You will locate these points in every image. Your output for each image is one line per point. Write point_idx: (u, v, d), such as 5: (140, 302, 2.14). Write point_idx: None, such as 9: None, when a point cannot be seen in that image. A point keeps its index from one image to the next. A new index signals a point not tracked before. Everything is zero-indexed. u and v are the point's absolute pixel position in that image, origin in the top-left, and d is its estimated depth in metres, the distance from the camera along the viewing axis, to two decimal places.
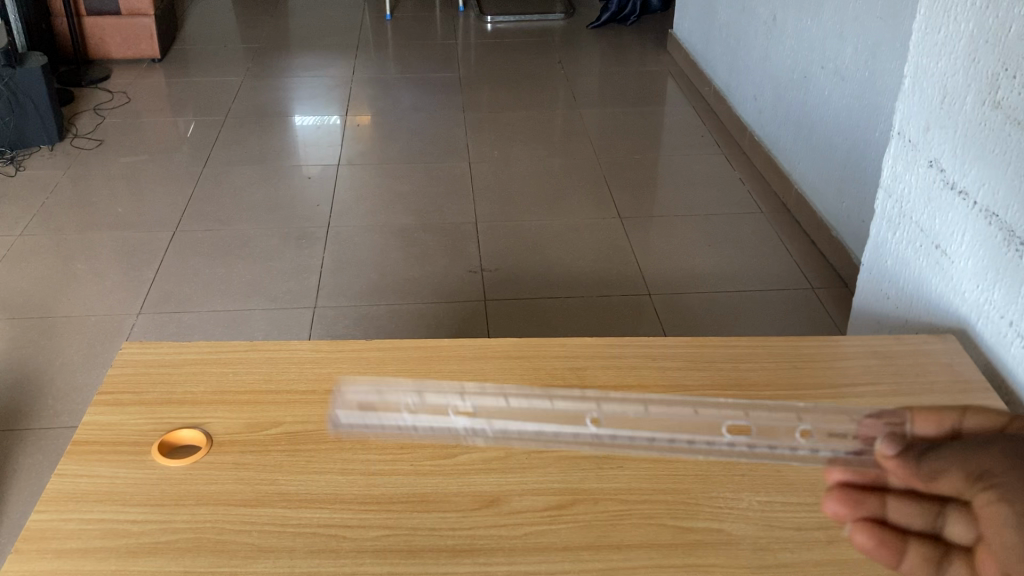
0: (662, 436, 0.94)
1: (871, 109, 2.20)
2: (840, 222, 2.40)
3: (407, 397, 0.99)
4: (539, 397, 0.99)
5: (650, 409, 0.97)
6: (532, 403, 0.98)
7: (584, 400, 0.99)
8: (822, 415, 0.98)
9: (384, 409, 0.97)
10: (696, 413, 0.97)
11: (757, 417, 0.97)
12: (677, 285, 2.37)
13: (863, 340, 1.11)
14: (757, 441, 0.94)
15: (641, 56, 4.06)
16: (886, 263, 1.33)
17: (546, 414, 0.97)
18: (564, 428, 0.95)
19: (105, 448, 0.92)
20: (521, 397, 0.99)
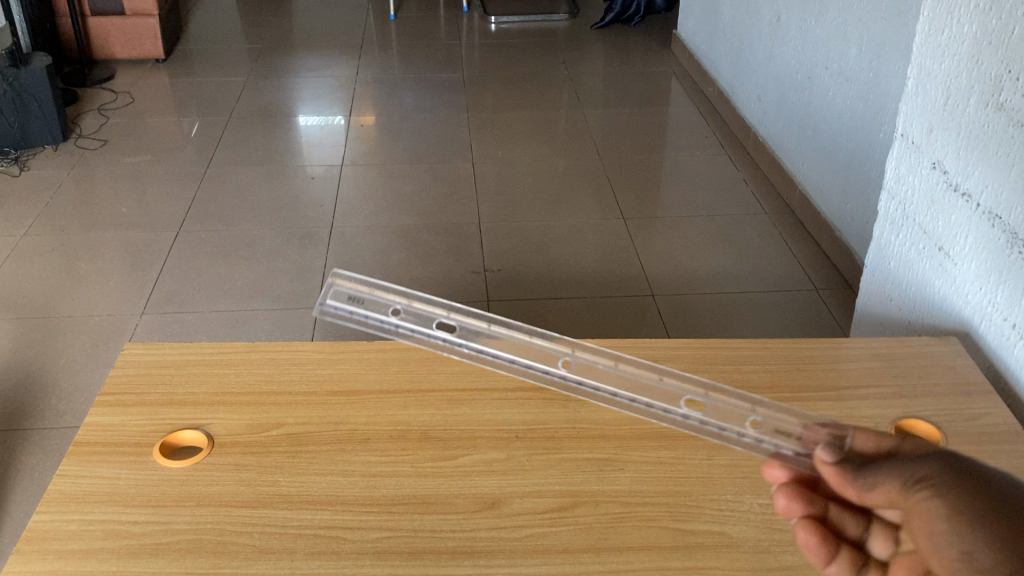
0: (623, 394, 0.96)
1: (875, 110, 2.19)
2: (844, 223, 2.40)
3: (398, 301, 1.03)
4: (521, 330, 1.02)
5: (619, 366, 0.99)
6: (512, 336, 1.02)
7: (562, 343, 1.01)
8: (782, 410, 0.92)
9: (372, 305, 1.01)
10: (659, 380, 0.97)
11: (717, 398, 0.95)
12: (680, 286, 2.37)
13: (866, 342, 1.10)
14: (710, 419, 0.92)
15: (645, 56, 4.06)
16: (889, 265, 1.33)
17: (521, 348, 1.00)
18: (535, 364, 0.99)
19: (107, 449, 0.93)
20: (505, 328, 1.02)
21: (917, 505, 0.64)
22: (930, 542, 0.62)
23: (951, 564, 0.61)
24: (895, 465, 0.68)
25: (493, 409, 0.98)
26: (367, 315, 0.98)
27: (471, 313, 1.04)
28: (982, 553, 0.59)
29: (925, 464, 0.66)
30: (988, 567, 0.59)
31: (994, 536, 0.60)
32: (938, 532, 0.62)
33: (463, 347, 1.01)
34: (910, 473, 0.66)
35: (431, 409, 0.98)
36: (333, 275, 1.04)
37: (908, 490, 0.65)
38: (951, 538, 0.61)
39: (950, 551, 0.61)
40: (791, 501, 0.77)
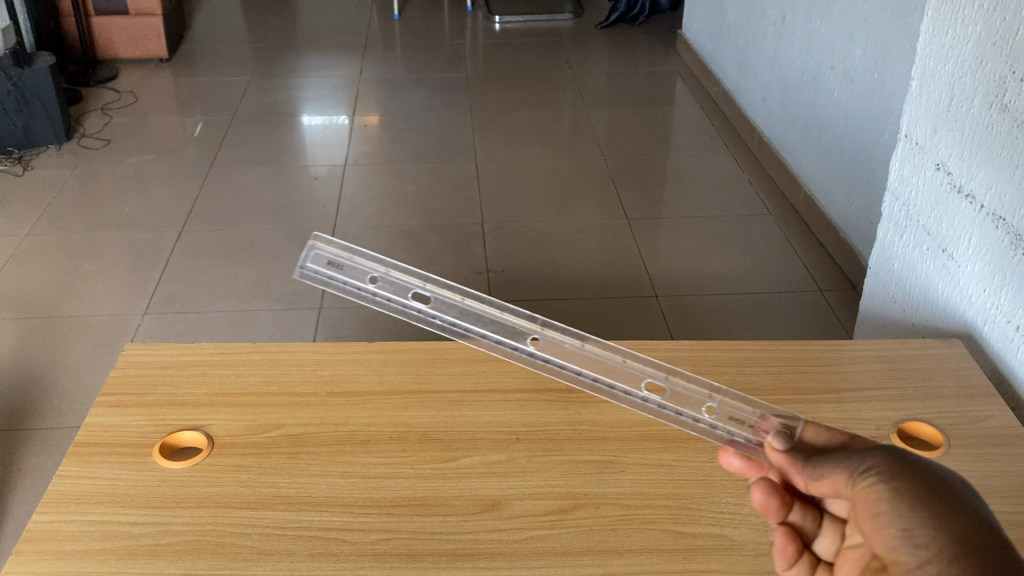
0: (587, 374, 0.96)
1: (880, 111, 2.19)
2: (849, 224, 2.39)
3: (376, 268, 0.99)
4: (495, 305, 1.00)
5: (586, 344, 0.97)
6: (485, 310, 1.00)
7: (532, 319, 1.00)
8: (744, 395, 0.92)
9: (350, 272, 0.98)
10: (623, 362, 0.97)
11: (677, 382, 0.95)
12: (684, 287, 2.36)
13: (869, 344, 1.10)
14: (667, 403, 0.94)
15: (650, 56, 4.06)
16: (893, 266, 1.32)
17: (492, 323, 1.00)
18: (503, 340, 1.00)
19: (107, 449, 0.92)
20: (479, 301, 1.00)
21: (862, 492, 0.63)
22: (873, 526, 0.61)
23: (892, 546, 0.59)
24: (843, 456, 0.67)
25: (494, 411, 0.97)
26: (346, 281, 0.96)
27: (447, 285, 1.00)
28: (921, 531, 0.58)
29: (872, 454, 0.65)
30: (925, 545, 0.57)
31: (932, 516, 0.58)
32: (881, 515, 0.61)
33: (436, 318, 0.96)
34: (857, 463, 0.65)
35: (431, 411, 0.98)
36: (313, 238, 1.00)
37: (854, 478, 0.64)
38: (892, 520, 0.60)
39: (890, 533, 0.59)
40: (767, 495, 0.72)
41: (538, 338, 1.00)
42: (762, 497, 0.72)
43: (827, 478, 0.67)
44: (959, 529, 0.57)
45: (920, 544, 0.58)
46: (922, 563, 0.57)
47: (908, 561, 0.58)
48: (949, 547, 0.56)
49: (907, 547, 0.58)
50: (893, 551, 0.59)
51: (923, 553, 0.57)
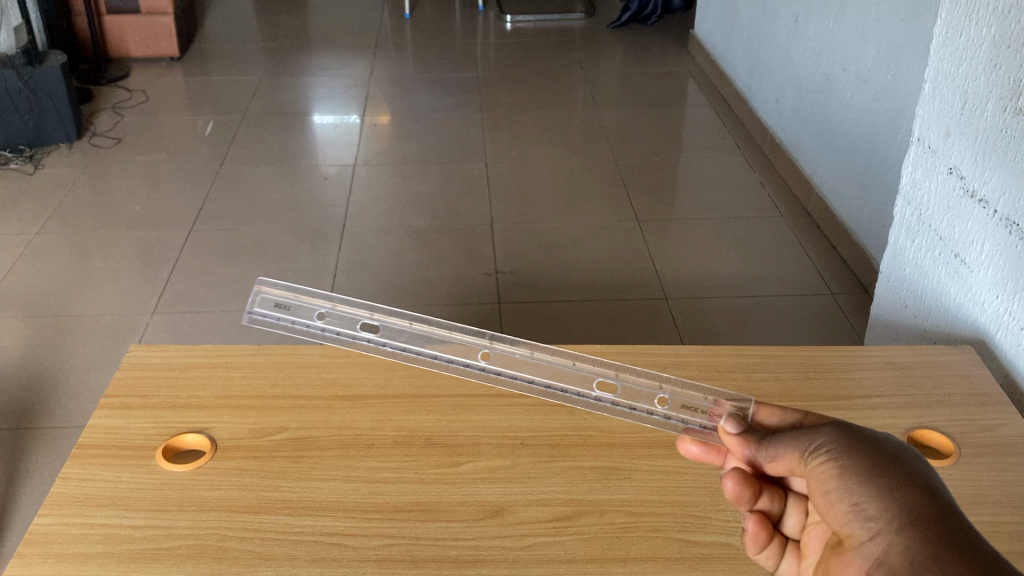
0: (540, 380, 1.01)
1: (893, 113, 2.17)
2: (861, 227, 2.37)
3: (322, 305, 1.10)
4: (443, 326, 1.08)
5: (535, 354, 1.04)
6: (433, 330, 1.08)
7: (481, 336, 1.07)
8: (689, 386, 0.99)
9: (298, 310, 1.08)
10: (573, 366, 1.03)
11: (627, 379, 1.01)
12: (695, 289, 2.35)
13: (880, 350, 1.08)
14: (620, 399, 0.98)
15: (662, 56, 4.05)
16: (905, 271, 1.31)
17: (442, 343, 1.06)
18: (455, 357, 1.04)
19: (110, 452, 0.92)
20: (427, 325, 1.08)
21: (815, 471, 0.66)
22: (826, 503, 0.64)
23: (846, 521, 0.62)
24: (794, 435, 0.70)
25: (498, 415, 0.96)
26: (294, 320, 1.06)
27: (395, 314, 1.10)
28: (870, 505, 0.61)
29: (821, 432, 0.67)
30: (875, 519, 0.60)
31: (880, 489, 0.61)
32: (832, 492, 0.63)
33: (387, 344, 1.06)
34: (807, 442, 0.68)
35: (436, 415, 0.97)
36: (261, 282, 1.11)
37: (806, 458, 0.67)
38: (843, 496, 0.62)
39: (843, 508, 0.62)
40: (739, 486, 0.73)
41: (488, 352, 1.06)
42: (735, 489, 0.73)
43: (780, 459, 0.70)
44: (906, 499, 0.60)
45: (870, 517, 0.60)
46: (873, 535, 0.60)
47: (861, 534, 0.61)
48: (897, 518, 0.59)
49: (859, 521, 0.61)
50: (848, 526, 0.62)
51: (874, 526, 0.60)
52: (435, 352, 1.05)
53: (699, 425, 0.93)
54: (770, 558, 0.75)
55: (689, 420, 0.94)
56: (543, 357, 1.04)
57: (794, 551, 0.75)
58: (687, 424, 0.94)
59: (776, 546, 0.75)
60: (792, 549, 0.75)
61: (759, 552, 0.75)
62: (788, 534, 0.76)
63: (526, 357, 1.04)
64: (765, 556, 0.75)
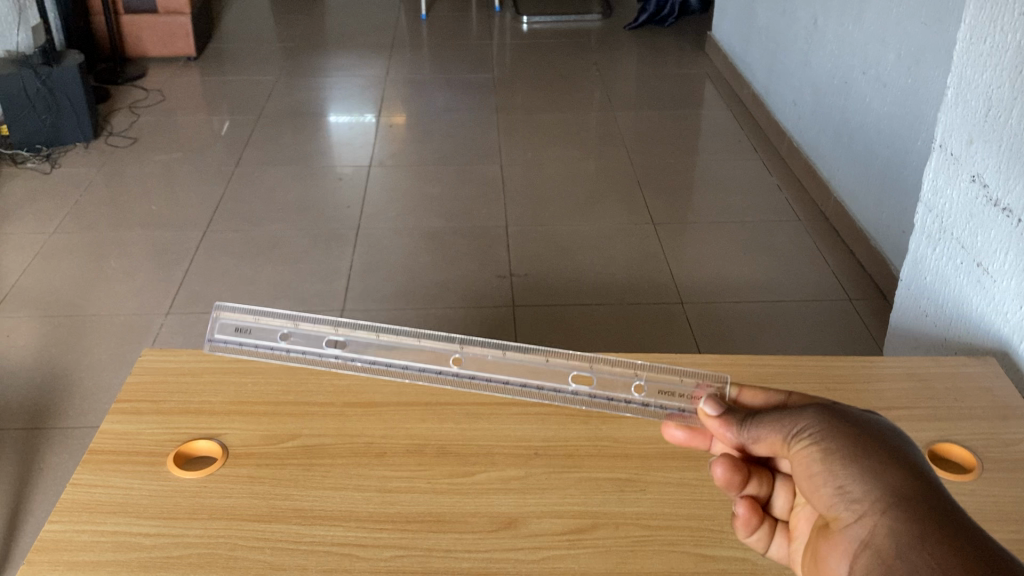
0: (515, 380, 0.98)
1: (913, 117, 2.14)
2: (879, 232, 2.35)
3: (284, 325, 1.02)
4: (410, 334, 1.02)
5: (508, 354, 1.00)
6: (402, 339, 1.02)
7: (451, 341, 1.02)
8: (665, 369, 0.97)
9: (259, 332, 1.01)
10: (547, 361, 0.99)
11: (602, 369, 0.98)
12: (712, 294, 2.33)
13: (900, 360, 1.07)
14: (597, 392, 0.97)
15: (679, 57, 4.03)
16: (925, 279, 1.29)
17: (412, 352, 1.01)
18: (426, 366, 1.00)
19: (121, 458, 0.91)
20: (394, 334, 1.02)
21: (799, 455, 0.66)
22: (811, 487, 0.64)
23: (831, 503, 0.63)
24: (775, 418, 0.71)
25: (513, 424, 0.95)
26: (257, 343, 1.00)
27: (359, 325, 1.03)
28: (852, 486, 0.61)
29: (803, 416, 0.68)
30: (858, 500, 0.60)
31: (862, 470, 0.61)
32: (816, 477, 0.64)
33: (356, 361, 1.01)
34: (790, 426, 0.69)
35: (449, 423, 0.96)
36: (217, 304, 1.01)
37: (789, 442, 0.68)
38: (827, 479, 0.63)
39: (827, 491, 0.63)
40: (729, 470, 0.73)
41: (460, 356, 1.01)
42: (724, 473, 0.73)
43: (763, 440, 0.71)
44: (887, 479, 0.60)
45: (854, 499, 0.61)
46: (858, 516, 0.60)
47: (846, 517, 0.61)
48: (879, 499, 0.59)
49: (843, 503, 0.61)
50: (833, 509, 0.62)
51: (858, 507, 0.60)
52: (405, 362, 1.00)
53: (681, 410, 0.92)
54: (761, 541, 0.75)
55: (670, 406, 0.93)
56: (518, 358, 1.00)
57: (785, 532, 0.75)
58: (668, 409, 0.93)
59: (767, 529, 0.75)
60: (782, 530, 0.75)
61: (750, 536, 0.75)
62: (777, 515, 0.76)
63: (498, 358, 1.00)
64: (756, 540, 0.75)
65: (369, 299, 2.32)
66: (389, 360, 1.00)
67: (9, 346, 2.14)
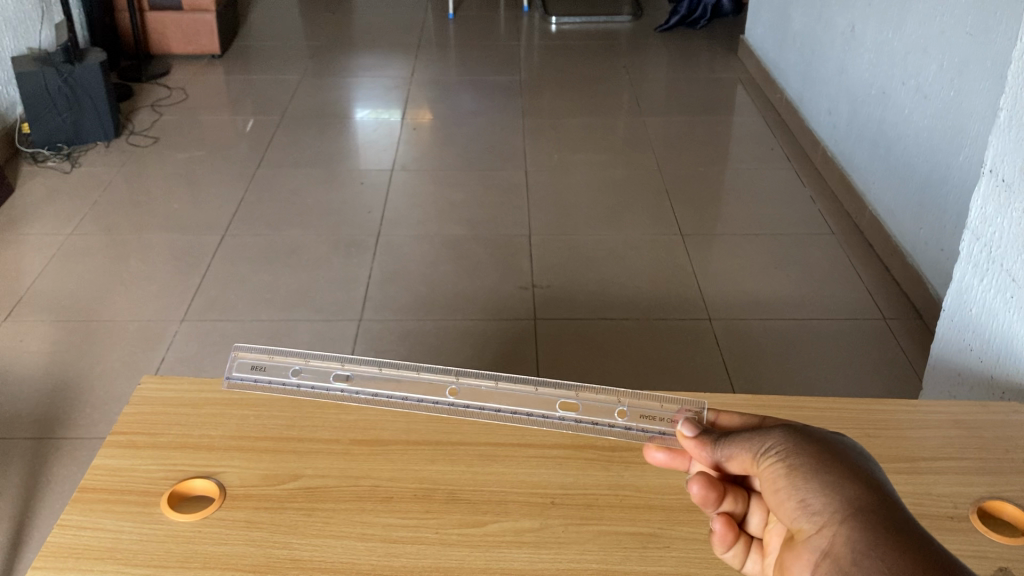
0: (506, 408, 0.97)
1: (957, 130, 2.05)
2: (917, 249, 2.26)
3: (296, 363, 1.03)
4: (410, 368, 1.03)
5: (501, 384, 1.00)
6: (402, 373, 1.02)
7: (447, 372, 1.02)
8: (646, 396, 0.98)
9: (273, 370, 1.02)
10: (536, 391, 0.99)
11: (587, 397, 0.99)
12: (740, 310, 2.25)
13: (944, 404, 0.99)
14: (583, 417, 0.96)
15: (711, 61, 3.95)
16: (970, 311, 1.22)
17: (412, 383, 1.01)
18: (424, 396, 0.99)
19: (113, 497, 0.86)
20: (396, 368, 1.03)
21: (765, 471, 0.69)
22: (775, 501, 0.67)
23: (793, 516, 0.65)
24: (747, 436, 0.72)
25: (527, 468, 0.89)
26: (270, 380, 1.01)
27: (365, 360, 1.04)
28: (815, 500, 0.64)
29: (769, 433, 0.70)
30: (820, 512, 0.63)
31: (824, 484, 0.64)
32: (781, 491, 0.66)
33: (359, 393, 0.99)
34: (758, 443, 0.71)
35: (461, 466, 0.90)
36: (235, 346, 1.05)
37: (758, 458, 0.70)
38: (790, 493, 0.66)
39: (791, 505, 0.65)
40: (705, 488, 0.73)
41: (455, 387, 1.01)
42: (700, 490, 0.73)
43: (734, 458, 0.72)
44: (847, 492, 0.63)
45: (816, 511, 0.63)
46: (819, 527, 0.63)
47: (808, 528, 0.64)
48: (838, 511, 0.62)
49: (805, 516, 0.64)
50: (796, 521, 0.65)
51: (819, 519, 0.63)
52: (405, 394, 0.99)
53: (662, 432, 0.92)
54: (736, 556, 0.76)
55: (651, 430, 0.93)
56: (510, 387, 1.00)
57: (759, 549, 0.75)
58: (649, 432, 0.93)
59: (742, 545, 0.75)
60: (756, 547, 0.75)
61: (726, 551, 0.75)
62: (753, 532, 0.76)
63: (493, 388, 1.00)
64: (731, 555, 0.75)
65: (387, 308, 2.26)
66: (389, 392, 0.99)
67: (22, 351, 2.10)
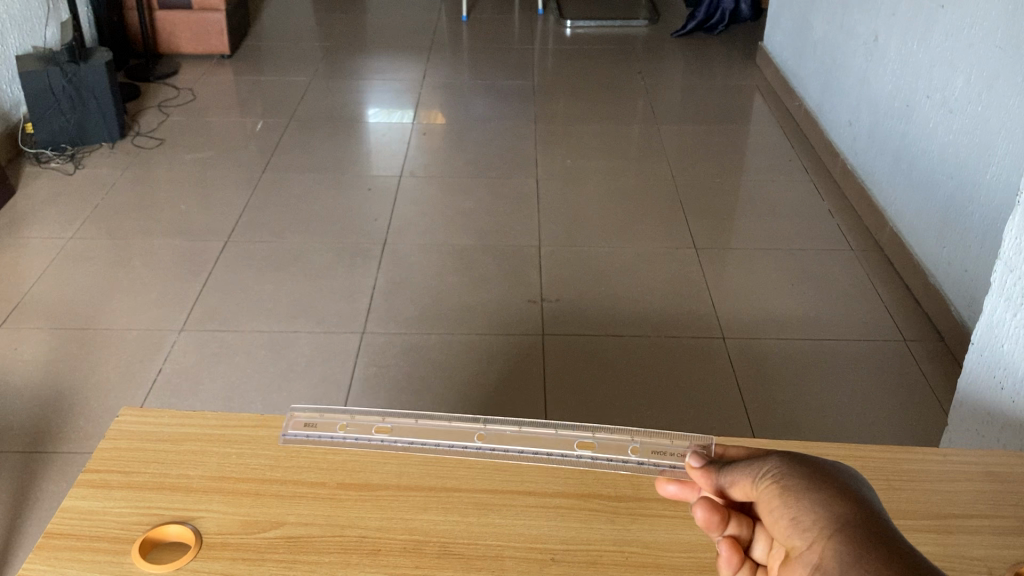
0: (531, 449, 0.92)
1: (983, 146, 1.98)
2: (939, 269, 2.20)
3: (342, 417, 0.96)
4: (443, 417, 0.97)
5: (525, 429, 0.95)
6: (438, 423, 0.96)
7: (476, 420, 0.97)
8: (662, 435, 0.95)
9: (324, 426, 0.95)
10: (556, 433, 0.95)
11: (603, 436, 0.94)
12: (754, 328, 2.19)
13: (974, 455, 0.93)
14: (599, 455, 0.92)
15: (728, 68, 3.87)
16: (1001, 345, 1.15)
17: (444, 431, 0.95)
18: (453, 441, 0.93)
19: (80, 544, 0.80)
20: (432, 419, 0.96)
21: (762, 492, 0.66)
22: (769, 520, 0.64)
23: (787, 534, 0.62)
24: (749, 462, 0.69)
25: (527, 521, 0.83)
26: (321, 435, 0.93)
27: (403, 414, 0.98)
28: (807, 517, 0.61)
29: (768, 458, 0.68)
30: (811, 528, 0.61)
31: (816, 500, 0.62)
32: (775, 510, 0.64)
33: (397, 441, 0.93)
34: (757, 467, 0.68)
35: (455, 517, 0.83)
36: (291, 409, 0.98)
37: (756, 480, 0.67)
38: (784, 512, 0.63)
39: (784, 523, 0.63)
40: (708, 511, 0.68)
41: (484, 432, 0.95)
42: (703, 513, 0.68)
43: (736, 483, 0.69)
44: (838, 507, 0.61)
45: (808, 527, 0.61)
46: (811, 542, 0.60)
47: (800, 544, 0.61)
48: (828, 526, 0.60)
49: (798, 532, 0.61)
50: (789, 539, 0.62)
51: (810, 534, 0.60)
52: (437, 440, 0.93)
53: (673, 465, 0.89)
54: None
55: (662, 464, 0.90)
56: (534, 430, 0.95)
57: None
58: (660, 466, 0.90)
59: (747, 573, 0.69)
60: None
61: None
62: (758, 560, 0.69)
63: (516, 431, 0.95)
64: None
65: (391, 321, 2.20)
66: (424, 440, 0.93)
67: (17, 358, 2.05)
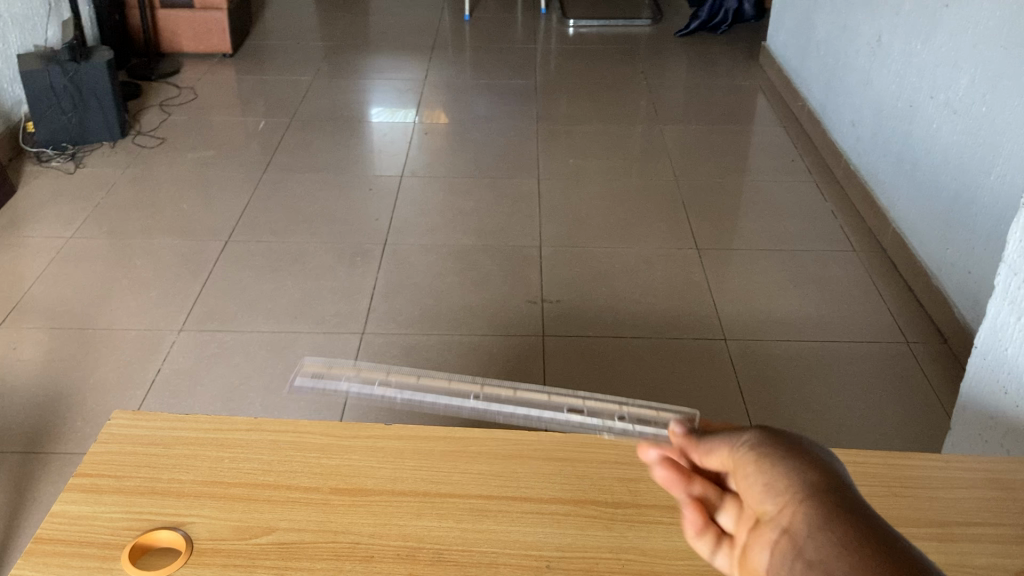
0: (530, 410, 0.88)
1: (987, 147, 1.97)
2: (943, 270, 2.18)
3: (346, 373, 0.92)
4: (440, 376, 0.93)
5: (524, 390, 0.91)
6: (436, 381, 0.92)
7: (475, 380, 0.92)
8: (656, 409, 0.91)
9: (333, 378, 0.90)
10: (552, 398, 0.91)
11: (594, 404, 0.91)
12: (756, 329, 2.17)
13: (976, 460, 0.91)
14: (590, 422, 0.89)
15: (731, 68, 3.86)
16: (1005, 348, 1.14)
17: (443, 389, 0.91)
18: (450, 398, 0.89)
19: (68, 550, 0.79)
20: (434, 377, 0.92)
21: (737, 459, 0.59)
22: (742, 486, 0.57)
23: (758, 500, 0.55)
24: (730, 433, 0.62)
25: (522, 527, 0.82)
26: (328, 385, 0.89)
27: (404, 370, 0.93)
28: (780, 480, 0.55)
29: (750, 429, 0.61)
30: (784, 492, 0.54)
31: (794, 467, 0.55)
32: (748, 476, 0.57)
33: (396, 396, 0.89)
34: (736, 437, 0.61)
35: (450, 523, 0.82)
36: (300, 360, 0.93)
37: (734, 448, 0.60)
38: (756, 477, 0.56)
39: (756, 489, 0.56)
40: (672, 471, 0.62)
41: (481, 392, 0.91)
42: (666, 473, 0.62)
43: (712, 451, 0.62)
44: (815, 476, 0.54)
45: (780, 492, 0.54)
46: (782, 507, 0.53)
47: (770, 509, 0.54)
48: (802, 491, 0.53)
49: (770, 496, 0.54)
50: (759, 504, 0.55)
51: (782, 499, 0.54)
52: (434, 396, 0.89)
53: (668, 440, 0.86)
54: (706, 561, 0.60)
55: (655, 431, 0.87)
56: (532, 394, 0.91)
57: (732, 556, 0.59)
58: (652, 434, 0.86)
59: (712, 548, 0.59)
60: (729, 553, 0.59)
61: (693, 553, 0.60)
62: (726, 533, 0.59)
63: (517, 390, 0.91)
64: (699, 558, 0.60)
65: (392, 321, 2.19)
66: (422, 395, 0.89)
67: (16, 359, 2.05)
